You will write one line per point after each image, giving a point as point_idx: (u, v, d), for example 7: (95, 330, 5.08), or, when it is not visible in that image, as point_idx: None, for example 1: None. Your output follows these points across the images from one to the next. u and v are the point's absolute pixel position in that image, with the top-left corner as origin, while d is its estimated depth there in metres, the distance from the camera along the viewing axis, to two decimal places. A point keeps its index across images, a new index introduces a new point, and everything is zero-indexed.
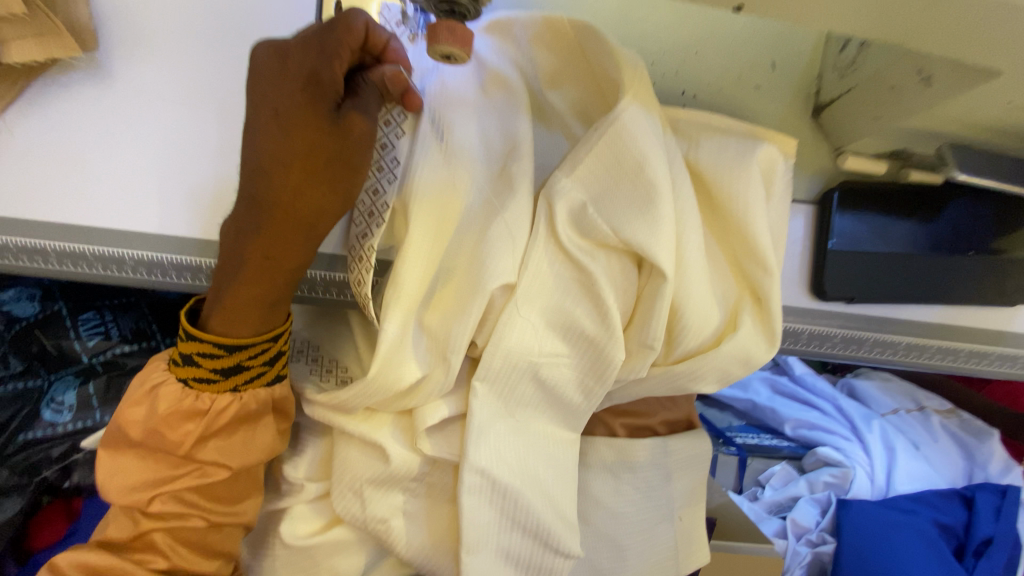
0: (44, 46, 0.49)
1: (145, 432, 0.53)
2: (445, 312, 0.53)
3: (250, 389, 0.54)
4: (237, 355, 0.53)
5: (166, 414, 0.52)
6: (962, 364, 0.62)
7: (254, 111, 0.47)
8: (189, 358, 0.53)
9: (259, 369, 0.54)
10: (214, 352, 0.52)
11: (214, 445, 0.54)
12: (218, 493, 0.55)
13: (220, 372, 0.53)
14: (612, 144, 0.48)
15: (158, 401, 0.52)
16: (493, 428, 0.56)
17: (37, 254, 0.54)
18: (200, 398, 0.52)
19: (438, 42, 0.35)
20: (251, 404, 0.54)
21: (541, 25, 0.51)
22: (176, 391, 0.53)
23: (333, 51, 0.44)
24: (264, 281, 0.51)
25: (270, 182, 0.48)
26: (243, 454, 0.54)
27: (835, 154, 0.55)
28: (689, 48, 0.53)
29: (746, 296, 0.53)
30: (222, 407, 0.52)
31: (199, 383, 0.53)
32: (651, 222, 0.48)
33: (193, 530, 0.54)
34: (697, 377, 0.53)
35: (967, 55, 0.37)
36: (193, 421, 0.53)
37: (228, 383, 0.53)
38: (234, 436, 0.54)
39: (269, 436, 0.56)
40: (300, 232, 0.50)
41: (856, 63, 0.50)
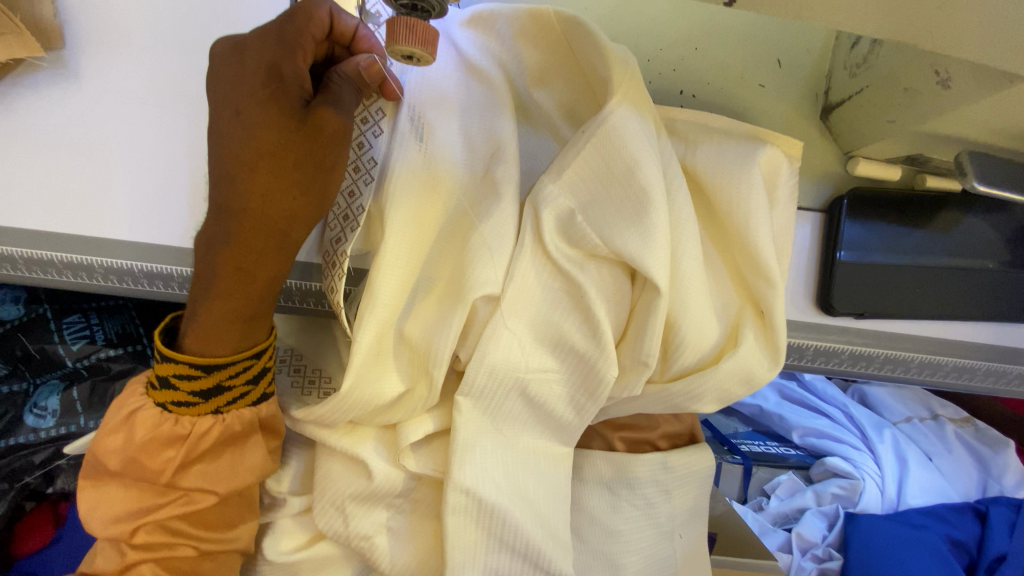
0: (7, 47, 0.48)
1: (124, 461, 0.50)
2: (426, 324, 0.50)
3: (233, 410, 0.52)
4: (216, 375, 0.50)
5: (146, 441, 0.50)
6: (980, 382, 0.58)
7: (218, 110, 0.45)
8: (166, 380, 0.51)
9: (242, 389, 0.52)
10: (192, 373, 0.50)
11: (199, 469, 0.52)
12: (208, 519, 0.53)
13: (200, 395, 0.51)
14: (600, 147, 0.45)
15: (136, 428, 0.50)
16: (479, 445, 0.53)
17: (6, 261, 0.52)
18: (180, 422, 0.50)
19: (396, 40, 0.30)
20: (235, 425, 0.51)
21: (524, 18, 0.48)
22: (153, 417, 0.50)
23: (294, 43, 0.42)
24: (238, 293, 0.49)
25: (236, 185, 0.46)
26: (231, 477, 0.52)
27: (846, 158, 0.52)
28: (688, 44, 0.50)
29: (748, 308, 0.50)
30: (204, 430, 0.50)
31: (178, 407, 0.51)
32: (642, 231, 0.44)
33: (183, 558, 0.53)
34: (695, 396, 0.49)
35: (990, 52, 0.33)
36: (175, 446, 0.51)
37: (209, 406, 0.51)
38: (220, 459, 0.52)
39: (257, 456, 0.54)
40: (271, 238, 0.48)
41: (867, 61, 0.46)
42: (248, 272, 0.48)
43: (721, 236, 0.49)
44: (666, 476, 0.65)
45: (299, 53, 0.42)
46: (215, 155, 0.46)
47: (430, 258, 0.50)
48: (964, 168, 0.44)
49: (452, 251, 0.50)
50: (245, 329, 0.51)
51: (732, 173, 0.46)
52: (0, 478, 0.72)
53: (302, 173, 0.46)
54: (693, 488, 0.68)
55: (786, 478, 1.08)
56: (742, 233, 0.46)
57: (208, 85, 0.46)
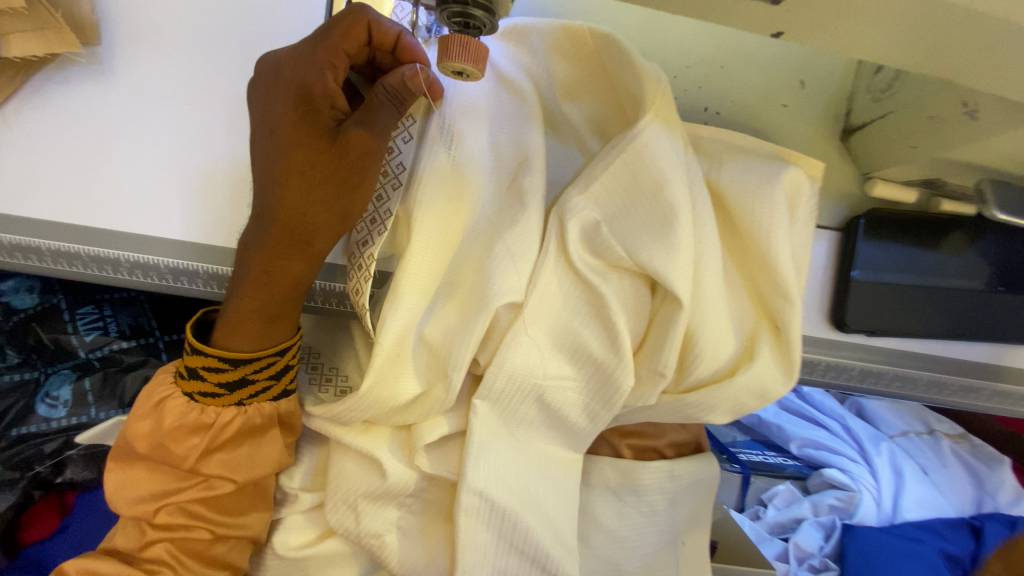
0: (42, 40, 0.48)
1: (152, 445, 0.51)
2: (447, 327, 0.51)
3: (256, 403, 0.53)
4: (242, 368, 0.51)
5: (172, 427, 0.51)
6: (984, 402, 0.59)
7: (257, 125, 0.47)
8: (194, 371, 0.52)
9: (264, 383, 0.52)
10: (220, 366, 0.51)
11: (219, 457, 0.53)
12: (224, 505, 0.53)
13: (225, 386, 0.52)
14: (630, 162, 0.45)
15: (165, 412, 0.51)
16: (494, 447, 0.54)
17: (31, 252, 0.52)
18: (206, 411, 0.51)
19: (448, 57, 0.31)
20: (256, 417, 0.52)
21: (559, 33, 0.49)
22: (181, 405, 0.52)
23: (328, 59, 0.44)
24: (264, 297, 0.50)
25: (271, 196, 0.47)
26: (249, 467, 0.53)
27: (864, 179, 0.53)
28: (713, 64, 0.52)
29: (763, 323, 0.51)
30: (228, 420, 0.51)
31: (205, 398, 0.52)
32: (666, 246, 0.45)
33: (197, 543, 0.53)
34: (709, 407, 0.50)
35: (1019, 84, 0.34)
36: (198, 434, 0.52)
37: (233, 398, 0.52)
38: (239, 449, 0.53)
39: (275, 448, 0.55)
40: (298, 247, 0.49)
41: (892, 87, 0.48)
42: (276, 278, 0.50)
43: (740, 251, 0.50)
44: (672, 484, 0.66)
45: (330, 70, 0.44)
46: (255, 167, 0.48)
47: (453, 265, 0.51)
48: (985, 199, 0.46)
49: (475, 257, 0.50)
50: (277, 332, 0.52)
51: (755, 190, 0.47)
52: (10, 466, 0.72)
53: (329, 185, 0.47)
54: (697, 496, 0.69)
55: (783, 487, 1.09)
56: (763, 249, 0.48)
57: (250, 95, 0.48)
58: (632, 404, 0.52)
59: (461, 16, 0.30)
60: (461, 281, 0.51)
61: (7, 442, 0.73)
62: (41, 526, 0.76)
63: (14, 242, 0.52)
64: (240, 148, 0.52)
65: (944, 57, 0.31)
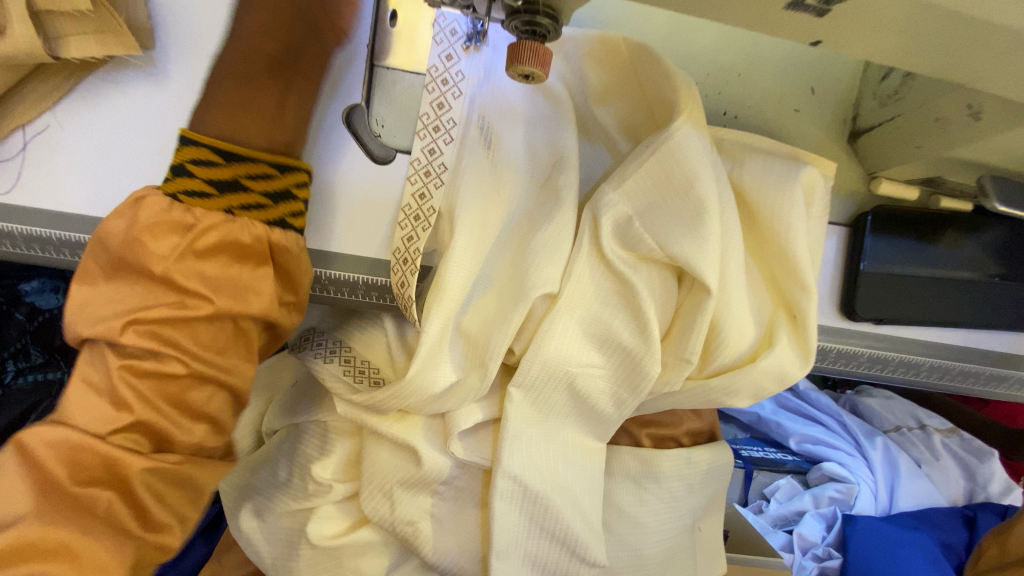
0: (104, 44, 0.50)
1: (123, 245, 0.42)
2: (486, 317, 0.53)
3: (246, 217, 0.45)
4: (236, 170, 0.45)
5: (149, 223, 0.42)
6: (981, 386, 0.63)
7: None
8: (179, 168, 0.44)
9: (257, 198, 0.46)
10: (212, 159, 0.44)
11: (201, 270, 0.43)
12: (202, 337, 0.44)
13: (217, 187, 0.44)
14: (664, 160, 0.49)
15: (141, 208, 0.42)
16: (527, 434, 0.56)
17: (80, 248, 0.54)
18: (190, 210, 0.43)
19: (517, 61, 0.34)
20: (244, 236, 0.44)
21: (594, 43, 0.52)
22: (162, 202, 0.43)
23: None
24: (242, 107, 0.46)
25: (210, 102, 0.47)
26: (235, 296, 0.44)
27: (869, 178, 0.57)
28: (733, 71, 0.56)
29: (781, 313, 0.54)
30: (211, 223, 0.43)
31: (189, 197, 0.44)
32: (694, 237, 0.48)
33: (177, 378, 0.43)
34: (732, 391, 0.53)
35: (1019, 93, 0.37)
36: (178, 234, 0.43)
37: (222, 203, 0.45)
38: (224, 271, 0.44)
39: (267, 290, 0.46)
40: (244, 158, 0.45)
41: (898, 93, 0.52)
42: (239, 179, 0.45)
43: (758, 246, 0.54)
44: (690, 473, 0.69)
45: None
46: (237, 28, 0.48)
47: (492, 259, 0.53)
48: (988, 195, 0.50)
49: (513, 251, 0.53)
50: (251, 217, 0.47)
51: (774, 188, 0.51)
52: None
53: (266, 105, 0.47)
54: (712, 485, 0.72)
55: (784, 481, 1.13)
56: (782, 243, 0.51)
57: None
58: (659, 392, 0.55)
59: (529, 24, 0.33)
60: (500, 273, 0.53)
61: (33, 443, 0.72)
62: None
63: (65, 238, 0.53)
64: None
65: (960, 67, 0.34)
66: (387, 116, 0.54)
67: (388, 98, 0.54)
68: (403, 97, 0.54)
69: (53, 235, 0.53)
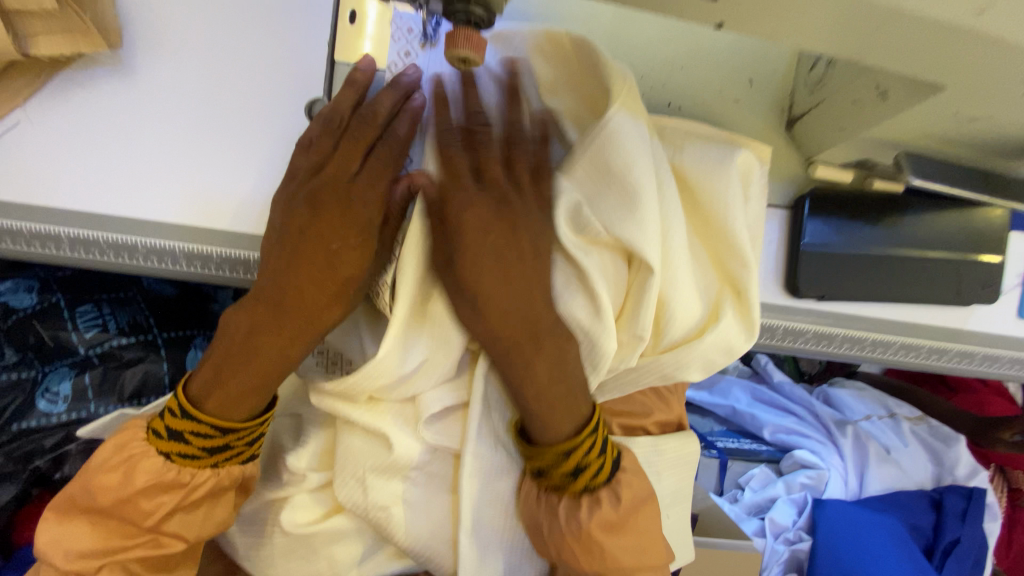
0: (72, 42, 0.52)
1: (116, 502, 0.52)
2: (449, 299, 0.54)
3: (228, 465, 0.55)
4: (228, 436, 0.54)
5: (142, 487, 0.52)
6: (921, 359, 0.67)
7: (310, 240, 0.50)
8: (177, 434, 0.53)
9: (239, 449, 0.55)
10: (208, 433, 0.53)
11: (180, 517, 0.54)
12: (194, 521, 0.55)
13: (205, 450, 0.53)
14: (603, 147, 0.52)
15: (136, 473, 0.52)
16: (490, 411, 0.58)
17: (50, 240, 0.56)
18: (182, 472, 0.53)
19: (454, 46, 0.37)
20: (226, 480, 0.55)
21: (541, 38, 0.56)
22: (157, 464, 0.52)
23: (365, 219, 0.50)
24: (290, 348, 0.52)
25: (268, 335, 0.51)
26: (203, 526, 0.56)
27: (807, 164, 0.60)
28: (676, 65, 0.59)
29: (726, 289, 0.57)
30: (202, 480, 0.53)
31: (182, 459, 0.53)
32: (634, 215, 0.51)
33: (165, 499, 0.53)
34: (684, 365, 0.56)
35: (927, 76, 0.39)
36: (170, 493, 0.53)
37: (209, 460, 0.54)
38: (198, 510, 0.55)
39: (227, 508, 0.57)
40: (325, 254, 0.49)
41: (822, 81, 0.54)
42: (297, 279, 0.50)
43: (703, 226, 0.56)
44: (655, 458, 0.71)
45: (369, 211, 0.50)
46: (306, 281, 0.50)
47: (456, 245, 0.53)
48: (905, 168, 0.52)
49: None
50: (262, 398, 0.54)
51: (709, 169, 0.54)
52: (11, 460, 0.73)
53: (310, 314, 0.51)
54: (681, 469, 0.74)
55: (759, 470, 1.15)
56: (723, 225, 0.54)
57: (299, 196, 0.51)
58: (618, 368, 0.57)
59: (463, 12, 0.36)
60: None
61: (6, 437, 0.74)
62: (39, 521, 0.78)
63: (36, 230, 0.56)
64: (248, 140, 0.56)
65: (858, 52, 0.38)
66: None
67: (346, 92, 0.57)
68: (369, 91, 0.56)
69: (23, 228, 0.55)
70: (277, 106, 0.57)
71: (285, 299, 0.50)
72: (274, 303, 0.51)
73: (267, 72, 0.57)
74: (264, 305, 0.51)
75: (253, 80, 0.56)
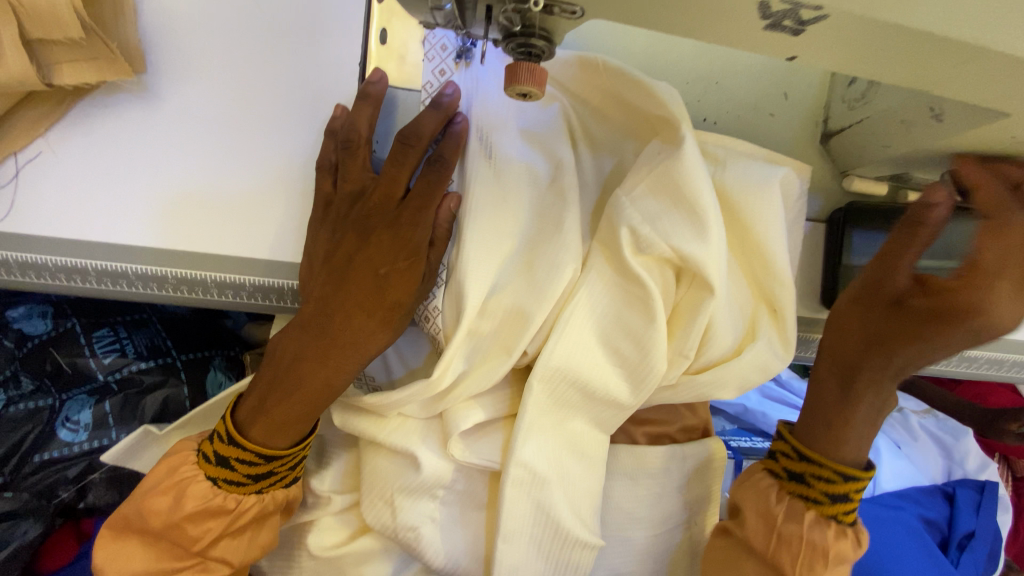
0: (98, 69, 0.51)
1: (166, 525, 0.51)
2: (498, 318, 0.53)
3: (272, 490, 0.54)
4: (272, 463, 0.52)
5: (190, 515, 0.51)
6: (949, 367, 0.68)
7: (357, 257, 0.51)
8: (224, 459, 0.52)
9: (282, 474, 0.54)
10: (254, 460, 0.52)
11: (227, 543, 0.53)
12: (240, 546, 0.54)
13: (251, 476, 0.52)
14: (660, 177, 0.50)
15: (186, 497, 0.51)
16: (522, 421, 0.55)
17: (75, 272, 0.54)
18: (227, 498, 0.52)
19: (516, 81, 0.36)
20: (270, 505, 0.54)
21: (575, 64, 0.52)
22: (204, 489, 0.51)
23: (408, 238, 0.50)
24: (332, 371, 0.51)
25: (311, 358, 0.51)
26: (249, 552, 0.54)
27: (842, 176, 0.63)
28: (710, 80, 0.60)
29: (762, 308, 0.56)
30: (247, 506, 0.52)
31: (228, 485, 0.52)
32: (698, 235, 0.49)
33: (215, 523, 0.52)
34: (722, 385, 0.55)
35: (984, 101, 0.39)
36: (216, 518, 0.52)
37: (255, 486, 0.53)
38: (244, 534, 0.54)
39: (272, 532, 0.56)
40: (373, 278, 0.50)
41: (865, 97, 0.56)
42: (346, 304, 0.50)
43: (741, 243, 0.56)
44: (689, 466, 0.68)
45: (416, 229, 0.50)
46: (351, 301, 0.50)
47: (501, 266, 0.52)
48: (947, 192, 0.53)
49: (526, 257, 0.53)
50: (306, 425, 0.53)
51: (758, 189, 0.53)
52: (35, 493, 0.72)
53: (360, 336, 0.51)
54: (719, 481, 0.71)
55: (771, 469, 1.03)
56: (763, 242, 0.54)
57: (343, 217, 0.52)
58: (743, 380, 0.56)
59: (525, 46, 0.36)
60: (515, 275, 0.53)
61: (29, 469, 0.72)
62: (61, 553, 0.77)
63: (59, 263, 0.53)
64: (278, 168, 0.55)
65: (919, 76, 0.37)
66: (380, 128, 0.55)
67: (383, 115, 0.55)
68: (403, 112, 0.55)
69: (45, 260, 0.53)
70: (309, 132, 0.55)
71: (331, 320, 0.50)
72: (321, 327, 0.51)
73: (298, 98, 0.55)
74: (312, 327, 0.51)
75: (286, 103, 0.55)
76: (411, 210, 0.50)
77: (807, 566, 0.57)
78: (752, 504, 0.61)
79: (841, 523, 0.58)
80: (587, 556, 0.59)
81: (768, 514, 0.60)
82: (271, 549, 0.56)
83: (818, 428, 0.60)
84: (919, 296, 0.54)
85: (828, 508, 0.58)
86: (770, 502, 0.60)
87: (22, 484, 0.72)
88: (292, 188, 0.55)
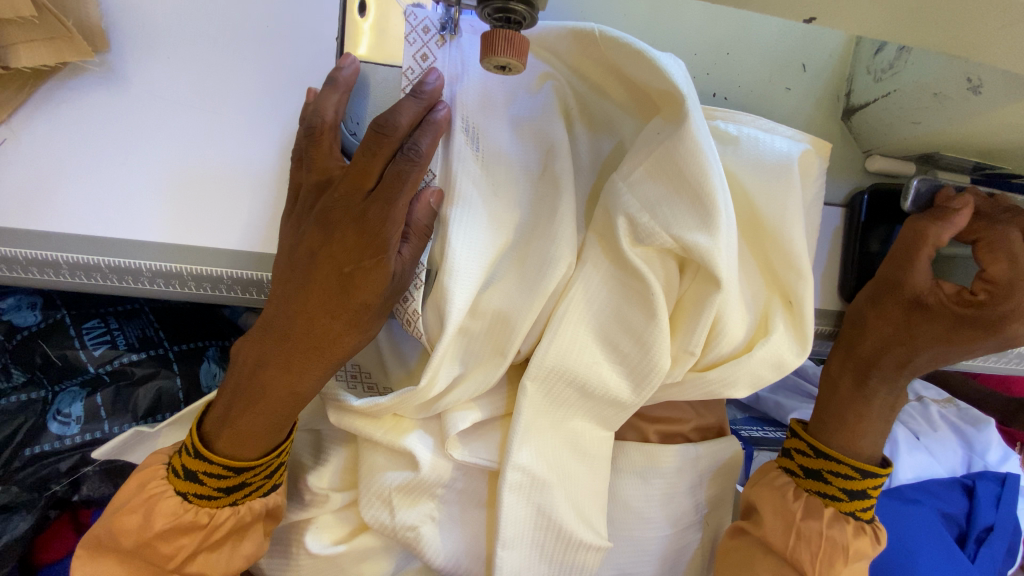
0: (55, 49, 0.49)
1: (138, 544, 0.50)
2: (489, 315, 0.49)
3: (249, 501, 0.52)
4: (243, 475, 0.50)
5: (163, 530, 0.49)
6: (981, 361, 0.65)
7: (321, 253, 0.46)
8: (192, 474, 0.50)
9: (257, 484, 0.52)
10: (221, 473, 0.50)
11: (205, 558, 0.51)
12: (218, 560, 0.52)
13: (223, 490, 0.50)
14: (660, 160, 0.45)
15: (155, 515, 0.49)
16: (520, 420, 0.52)
17: (47, 267, 0.51)
18: (199, 514, 0.50)
19: (493, 53, 0.33)
20: (247, 517, 0.52)
21: (568, 37, 0.46)
22: (174, 506, 0.49)
23: (375, 232, 0.44)
24: (307, 373, 0.48)
25: (284, 363, 0.48)
26: (230, 565, 0.52)
27: (864, 155, 0.60)
28: (721, 50, 0.55)
29: (776, 299, 0.51)
30: (222, 520, 0.50)
31: (199, 500, 0.50)
32: (703, 224, 0.44)
33: (188, 539, 0.50)
34: (731, 383, 0.50)
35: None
36: (188, 535, 0.50)
37: (228, 499, 0.51)
38: (222, 548, 0.52)
39: (255, 541, 0.54)
40: (338, 277, 0.46)
41: (894, 67, 0.51)
42: (313, 304, 0.47)
43: (753, 230, 0.51)
44: (702, 465, 0.64)
45: (390, 224, 0.44)
46: (320, 301, 0.47)
47: (489, 261, 0.49)
48: (905, 192, 0.53)
49: (519, 251, 0.50)
50: (277, 434, 0.51)
51: (772, 168, 0.49)
52: (28, 487, 0.71)
53: (336, 335, 0.48)
54: (734, 478, 0.67)
55: None
56: (778, 230, 0.49)
57: (308, 210, 0.48)
58: (766, 377, 0.52)
59: (503, 12, 0.32)
60: (508, 270, 0.50)
61: (20, 463, 0.71)
62: (60, 543, 0.77)
63: (31, 256, 0.50)
64: (257, 153, 0.52)
65: (957, 36, 0.33)
66: (360, 111, 0.52)
67: (365, 95, 0.51)
68: (380, 91, 0.51)
69: (16, 253, 0.50)
70: (287, 112, 0.52)
71: (300, 324, 0.47)
72: (291, 330, 0.48)
73: (274, 76, 0.52)
74: (281, 332, 0.48)
75: (262, 84, 0.52)
76: (376, 205, 0.44)
77: (828, 565, 0.53)
78: (771, 506, 0.57)
79: (860, 520, 0.54)
80: (593, 557, 0.57)
81: (785, 513, 0.57)
82: (257, 559, 0.54)
83: (833, 424, 0.57)
84: (946, 300, 0.52)
85: (846, 506, 0.55)
86: (786, 500, 0.57)
87: (11, 478, 0.70)
88: (271, 173, 0.52)
